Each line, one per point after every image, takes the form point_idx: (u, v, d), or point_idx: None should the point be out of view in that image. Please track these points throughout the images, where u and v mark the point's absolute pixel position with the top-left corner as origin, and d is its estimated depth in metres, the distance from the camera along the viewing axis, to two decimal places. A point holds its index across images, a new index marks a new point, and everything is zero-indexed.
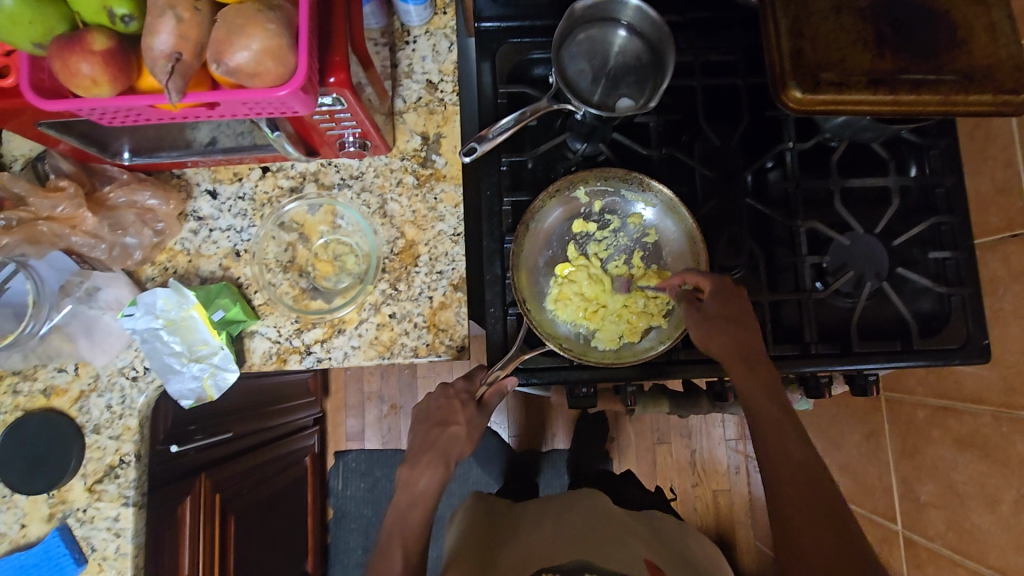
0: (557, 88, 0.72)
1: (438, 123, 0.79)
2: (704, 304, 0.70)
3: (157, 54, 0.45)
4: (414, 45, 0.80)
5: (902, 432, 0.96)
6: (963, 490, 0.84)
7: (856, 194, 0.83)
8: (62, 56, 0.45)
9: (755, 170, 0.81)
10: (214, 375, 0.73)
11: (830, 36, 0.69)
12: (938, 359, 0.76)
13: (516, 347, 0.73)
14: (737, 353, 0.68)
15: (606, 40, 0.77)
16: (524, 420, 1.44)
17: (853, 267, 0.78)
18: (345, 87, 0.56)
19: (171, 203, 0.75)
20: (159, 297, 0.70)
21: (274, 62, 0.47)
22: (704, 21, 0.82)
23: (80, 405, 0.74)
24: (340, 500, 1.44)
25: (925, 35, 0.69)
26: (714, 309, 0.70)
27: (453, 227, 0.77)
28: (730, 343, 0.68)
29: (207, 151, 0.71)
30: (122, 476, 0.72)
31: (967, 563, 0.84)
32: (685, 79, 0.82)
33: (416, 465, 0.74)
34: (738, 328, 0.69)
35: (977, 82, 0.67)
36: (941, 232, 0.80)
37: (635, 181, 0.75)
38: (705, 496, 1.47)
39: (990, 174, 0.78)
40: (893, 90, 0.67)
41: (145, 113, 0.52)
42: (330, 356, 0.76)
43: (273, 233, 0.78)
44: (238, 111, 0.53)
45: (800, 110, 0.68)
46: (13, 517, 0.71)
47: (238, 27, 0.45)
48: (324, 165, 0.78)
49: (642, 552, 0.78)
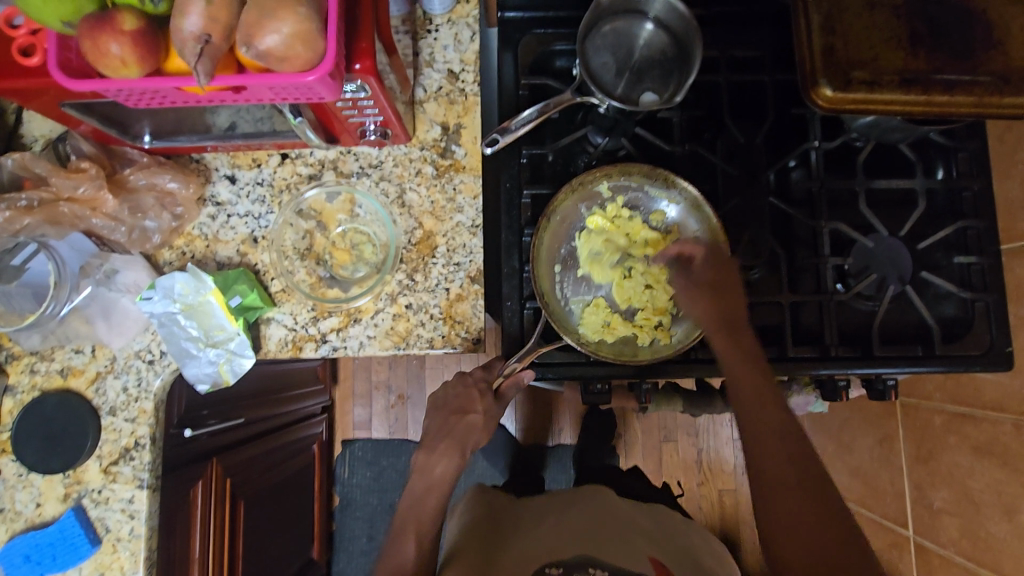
0: (581, 81, 0.71)
1: (459, 114, 0.79)
2: (693, 270, 0.72)
3: (186, 36, 0.44)
4: (435, 34, 0.79)
5: (917, 437, 0.95)
6: (979, 498, 0.83)
7: (880, 196, 0.82)
8: (92, 36, 0.45)
9: (778, 169, 0.80)
10: (230, 360, 0.73)
11: (863, 34, 0.67)
12: (959, 366, 0.75)
13: (534, 341, 0.73)
14: (719, 319, 0.69)
15: (632, 32, 0.75)
16: (531, 412, 1.45)
17: (876, 269, 0.77)
18: (370, 74, 0.55)
19: (191, 187, 0.74)
20: (177, 281, 0.71)
21: (304, 47, 0.46)
22: (731, 16, 0.81)
23: (97, 386, 0.74)
24: (345, 488, 1.44)
25: (961, 35, 0.67)
26: (701, 276, 0.71)
27: (471, 219, 0.77)
28: (707, 307, 0.70)
29: (227, 136, 0.71)
30: (138, 458, 0.73)
31: (980, 572, 0.83)
32: (710, 74, 0.81)
33: (432, 453, 0.74)
34: (722, 297, 0.70)
35: (1013, 84, 0.65)
36: (967, 236, 0.79)
37: (659, 177, 0.74)
38: (710, 496, 1.46)
39: (1020, 179, 0.77)
40: (926, 90, 0.65)
41: (171, 96, 0.52)
42: (346, 345, 0.76)
43: (291, 220, 0.77)
44: (264, 96, 0.52)
45: (830, 108, 0.67)
46: (28, 495, 0.72)
47: (268, 10, 0.45)
48: (343, 153, 0.78)
49: (653, 550, 0.77)
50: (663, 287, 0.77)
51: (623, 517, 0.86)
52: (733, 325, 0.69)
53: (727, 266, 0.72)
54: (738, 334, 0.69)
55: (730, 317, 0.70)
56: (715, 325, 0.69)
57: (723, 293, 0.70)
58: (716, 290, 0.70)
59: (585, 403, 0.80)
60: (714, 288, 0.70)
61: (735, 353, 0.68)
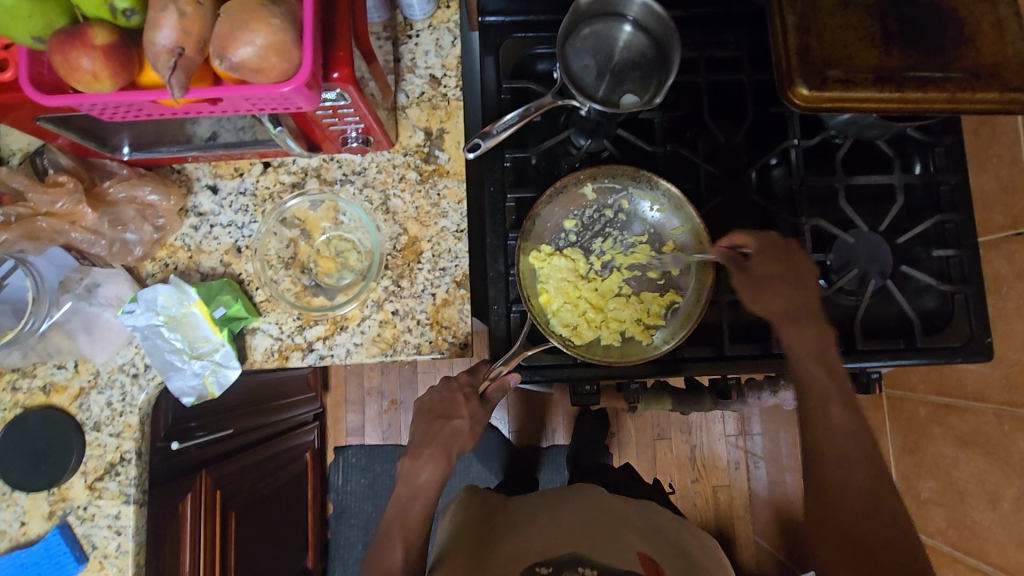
0: (561, 84, 0.72)
1: (441, 119, 0.79)
2: (751, 266, 0.72)
3: (159, 49, 0.44)
4: (416, 40, 0.79)
5: (903, 428, 0.96)
6: (964, 488, 0.84)
7: (859, 192, 0.83)
8: (63, 51, 0.45)
9: (760, 167, 0.81)
10: (215, 372, 0.72)
11: (837, 33, 0.68)
12: (941, 358, 0.76)
13: (519, 343, 0.73)
14: (784, 310, 0.71)
15: (611, 35, 0.76)
16: (525, 414, 1.46)
17: (856, 265, 0.78)
18: (348, 83, 0.56)
19: (171, 198, 0.74)
20: (160, 293, 0.69)
21: (279, 58, 0.46)
22: (710, 17, 0.82)
23: (81, 402, 0.73)
24: (339, 495, 1.44)
25: (932, 33, 0.68)
26: (762, 270, 0.72)
27: (456, 223, 0.77)
28: (782, 300, 0.71)
29: (207, 146, 0.70)
30: (123, 474, 0.72)
31: (967, 560, 0.84)
32: (690, 75, 0.81)
33: (417, 457, 0.74)
34: (795, 288, 0.71)
35: (984, 79, 0.67)
36: (945, 230, 0.80)
37: (643, 180, 0.74)
38: (704, 492, 1.47)
39: (996, 171, 0.78)
40: (900, 87, 0.66)
41: (146, 109, 0.52)
42: (333, 353, 0.76)
43: (275, 229, 0.77)
44: (241, 107, 0.52)
45: (807, 107, 0.68)
46: (12, 514, 0.71)
47: (242, 21, 0.45)
48: (326, 161, 0.78)
49: (640, 545, 0.76)
50: (644, 297, 0.78)
51: (616, 512, 0.85)
52: (788, 321, 0.71)
53: (789, 250, 0.73)
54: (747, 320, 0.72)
55: (798, 306, 0.71)
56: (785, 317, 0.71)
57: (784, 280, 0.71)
58: (781, 278, 0.72)
59: (573, 404, 0.80)
60: (794, 272, 0.72)
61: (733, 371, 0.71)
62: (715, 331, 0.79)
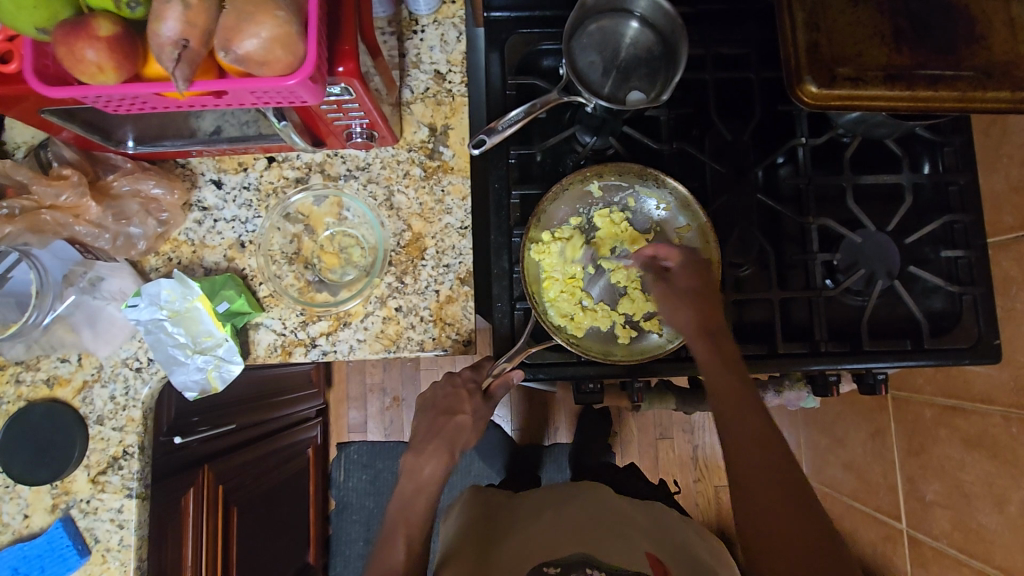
0: (567, 80, 0.71)
1: (446, 115, 0.78)
2: (672, 278, 0.72)
3: (164, 41, 0.44)
4: (421, 35, 0.79)
5: (909, 430, 0.95)
6: (970, 490, 0.84)
7: (867, 191, 0.82)
8: (68, 42, 0.44)
9: (766, 166, 0.81)
10: (218, 366, 0.72)
11: (847, 30, 0.68)
12: (948, 360, 0.75)
13: (524, 340, 0.72)
14: (699, 326, 0.69)
15: (618, 31, 0.75)
16: (527, 412, 1.46)
17: (864, 265, 0.77)
18: (353, 77, 0.55)
19: (175, 192, 0.74)
20: (163, 288, 0.69)
21: (284, 51, 0.46)
22: (717, 13, 0.81)
23: (84, 396, 0.73)
24: (341, 492, 1.44)
25: (943, 30, 0.67)
26: (684, 285, 0.71)
27: (460, 220, 0.77)
28: (694, 316, 0.69)
29: (211, 141, 0.70)
30: (126, 467, 0.72)
31: (971, 563, 0.84)
32: (697, 72, 0.81)
33: (421, 453, 0.73)
34: (705, 303, 0.69)
35: (995, 78, 0.66)
36: (954, 230, 0.80)
37: (650, 178, 0.74)
38: (707, 492, 1.47)
39: (1005, 172, 0.78)
40: (910, 85, 0.66)
41: (151, 101, 0.51)
42: (336, 349, 0.75)
43: (279, 224, 0.77)
44: (245, 100, 0.52)
45: (815, 104, 0.67)
46: (16, 507, 0.71)
47: (247, 14, 0.44)
48: (330, 156, 0.77)
49: (642, 544, 0.76)
50: (647, 295, 0.78)
51: (620, 510, 0.85)
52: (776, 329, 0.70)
53: (707, 272, 0.71)
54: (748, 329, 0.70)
55: (712, 324, 0.69)
56: (697, 332, 0.69)
57: (708, 299, 0.70)
58: (689, 297, 0.70)
59: (576, 403, 0.80)
60: (705, 293, 0.70)
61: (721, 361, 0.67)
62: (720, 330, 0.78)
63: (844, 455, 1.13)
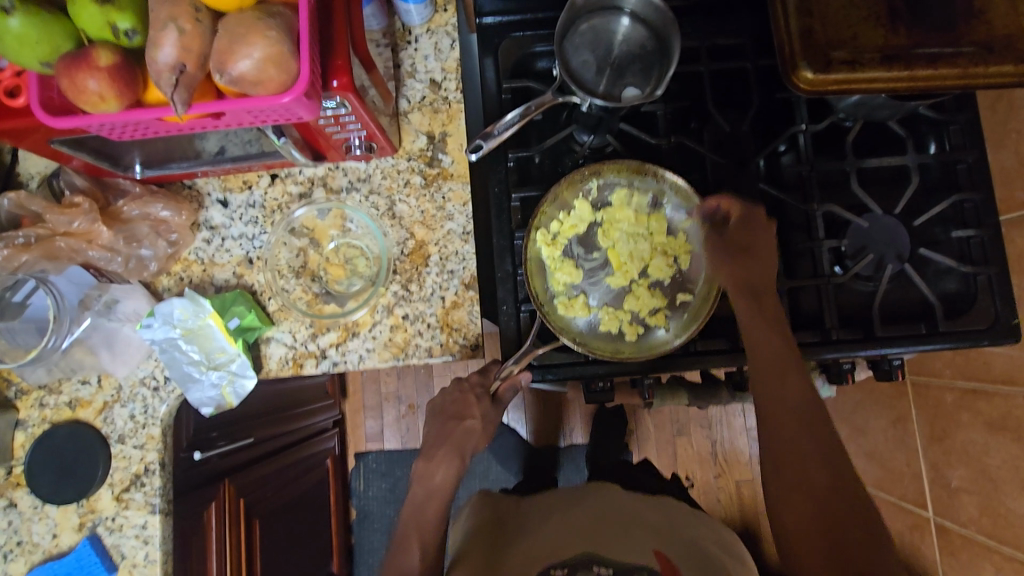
0: (561, 81, 0.71)
1: (443, 122, 0.79)
2: (726, 232, 0.74)
3: (161, 67, 0.45)
4: (415, 45, 0.80)
5: (930, 416, 0.93)
6: (996, 475, 0.81)
7: (872, 174, 0.81)
8: (69, 73, 0.46)
9: (768, 154, 0.80)
10: (233, 382, 0.74)
11: (841, 14, 0.67)
12: (967, 342, 0.73)
13: (529, 342, 0.72)
14: (745, 282, 0.73)
15: (609, 28, 0.76)
16: (542, 415, 1.45)
17: (872, 249, 0.76)
18: (348, 91, 0.56)
19: (183, 213, 0.75)
20: (176, 307, 0.71)
21: (276, 69, 0.47)
22: (710, 5, 0.80)
23: (105, 416, 0.75)
24: (362, 500, 1.46)
25: (941, 7, 0.66)
26: (731, 241, 0.74)
27: (462, 226, 0.77)
28: (734, 275, 0.73)
29: (217, 160, 0.72)
30: (149, 484, 0.74)
31: (1002, 549, 0.81)
32: (692, 65, 0.80)
33: (431, 459, 0.74)
34: (751, 263, 0.74)
35: (997, 53, 0.65)
36: (964, 210, 0.78)
37: (649, 174, 0.74)
38: (728, 487, 1.45)
39: (1014, 147, 0.76)
40: (909, 65, 0.65)
41: (153, 126, 0.53)
42: (346, 359, 0.76)
43: (284, 239, 0.78)
44: (244, 120, 0.53)
45: (812, 90, 0.66)
46: (45, 527, 0.73)
47: (239, 35, 0.45)
48: (332, 169, 0.78)
49: (653, 544, 0.75)
50: (653, 295, 0.77)
51: (635, 510, 0.84)
52: (760, 291, 0.73)
53: (762, 228, 0.75)
54: (761, 298, 0.72)
55: (753, 284, 0.73)
56: (740, 288, 0.72)
57: (755, 257, 0.74)
58: (752, 255, 0.74)
59: (587, 401, 0.80)
60: (744, 253, 0.74)
61: (760, 320, 0.71)
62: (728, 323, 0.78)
63: (865, 445, 1.12)
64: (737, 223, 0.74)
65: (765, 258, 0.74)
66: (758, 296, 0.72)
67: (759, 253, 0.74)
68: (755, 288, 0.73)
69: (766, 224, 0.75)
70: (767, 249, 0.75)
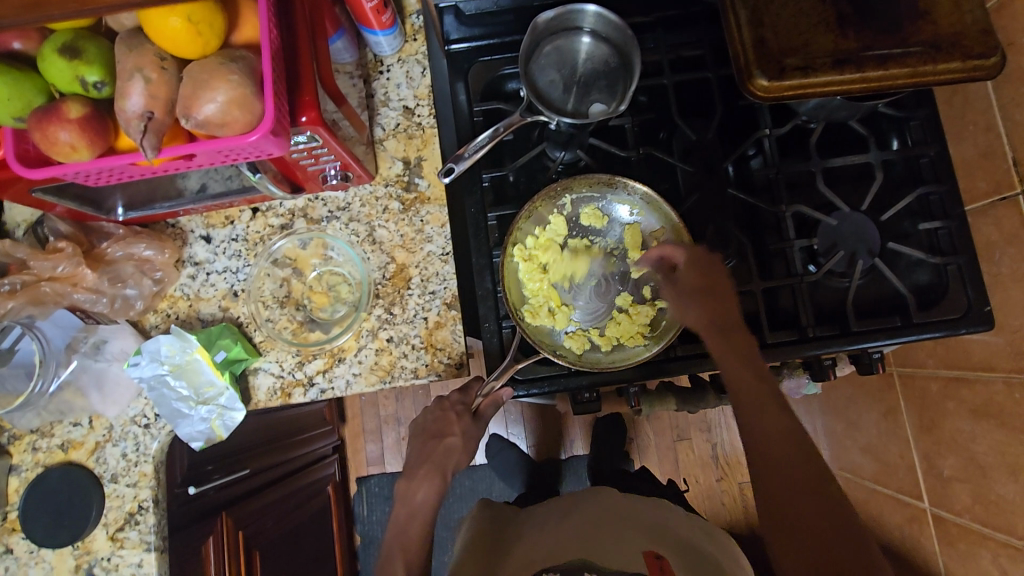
0: (528, 101, 0.74)
1: (418, 147, 0.81)
2: (679, 277, 0.74)
3: (130, 115, 0.47)
4: (387, 74, 0.82)
5: (919, 406, 0.94)
6: (984, 462, 0.82)
7: (839, 173, 0.83)
8: (40, 127, 0.47)
9: (736, 159, 0.82)
10: (222, 415, 0.75)
11: (791, 21, 0.69)
12: (941, 331, 0.75)
13: (510, 357, 0.73)
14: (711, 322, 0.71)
15: (572, 48, 0.78)
16: (542, 428, 1.46)
17: (843, 246, 0.78)
18: (317, 124, 0.58)
19: (166, 251, 0.77)
20: (163, 344, 0.72)
21: (241, 111, 0.48)
22: (670, 19, 0.83)
23: (97, 456, 0.76)
24: (367, 526, 1.45)
25: (887, 10, 0.69)
26: (689, 284, 0.73)
27: (441, 247, 0.79)
28: (701, 314, 0.71)
29: (199, 198, 0.74)
30: (143, 522, 0.74)
31: (997, 536, 0.81)
32: (656, 78, 0.83)
33: (413, 479, 0.75)
34: (715, 300, 0.72)
35: (945, 50, 0.67)
36: (930, 202, 0.80)
37: (620, 186, 0.76)
38: (731, 490, 1.45)
39: (973, 139, 0.78)
40: (860, 67, 0.67)
41: (128, 171, 0.54)
42: (333, 385, 0.77)
43: (268, 270, 0.80)
44: (216, 160, 0.55)
45: (767, 97, 0.69)
46: (41, 571, 0.73)
47: (202, 80, 0.47)
48: (311, 200, 0.80)
49: (645, 544, 0.74)
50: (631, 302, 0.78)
51: (628, 517, 0.85)
52: (730, 328, 0.71)
53: (710, 268, 0.73)
54: (730, 335, 0.70)
55: (723, 320, 0.71)
56: (709, 330, 0.71)
57: (721, 294, 0.72)
58: (705, 293, 0.72)
59: (575, 413, 0.80)
60: (709, 291, 0.72)
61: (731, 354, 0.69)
62: None
63: (861, 439, 1.12)
64: (687, 267, 0.73)
65: (728, 298, 0.72)
66: (727, 333, 0.71)
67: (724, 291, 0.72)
68: (721, 325, 0.71)
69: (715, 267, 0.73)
70: (729, 282, 0.73)
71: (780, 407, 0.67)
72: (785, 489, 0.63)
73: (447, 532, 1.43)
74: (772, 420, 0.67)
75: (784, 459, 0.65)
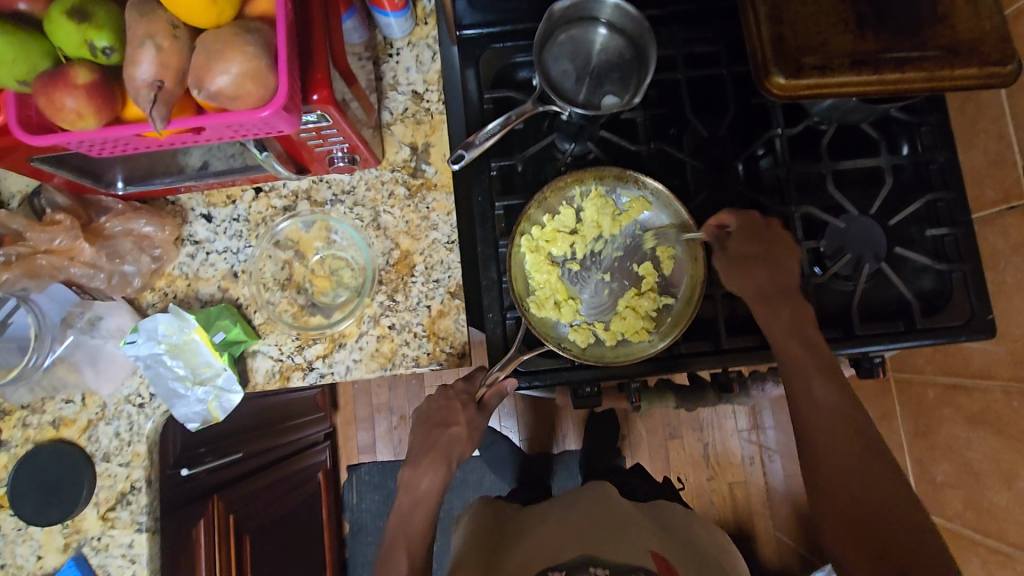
0: (541, 90, 0.72)
1: (426, 133, 0.80)
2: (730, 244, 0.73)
3: (139, 84, 0.46)
4: (397, 57, 0.81)
5: (914, 412, 0.95)
6: (978, 468, 0.83)
7: (848, 176, 0.83)
8: (46, 92, 0.46)
9: (746, 158, 0.82)
10: (219, 397, 0.73)
11: (810, 20, 0.69)
12: (943, 338, 0.75)
13: (514, 349, 0.72)
14: (760, 291, 0.72)
15: (587, 39, 0.77)
16: (536, 422, 1.45)
17: (850, 249, 0.77)
18: (328, 104, 0.57)
19: (166, 228, 0.75)
20: (160, 322, 0.71)
21: (254, 85, 0.47)
22: (685, 14, 0.82)
23: (89, 434, 0.74)
24: (356, 513, 1.45)
25: (907, 13, 0.68)
26: (739, 250, 0.73)
27: (447, 235, 0.78)
28: (754, 281, 0.72)
29: (200, 175, 0.72)
30: (135, 502, 0.73)
31: (987, 542, 0.82)
32: (669, 72, 0.82)
33: (417, 467, 0.74)
34: (768, 266, 0.72)
35: (962, 56, 0.67)
36: (937, 208, 0.80)
37: (631, 180, 0.75)
38: (721, 489, 1.46)
39: (983, 147, 0.78)
40: (878, 69, 0.66)
41: (133, 142, 0.53)
42: (333, 370, 0.76)
43: (269, 252, 0.78)
44: (224, 135, 0.54)
45: (784, 96, 0.68)
46: (29, 549, 0.72)
47: (216, 52, 0.46)
48: (316, 182, 0.79)
49: (647, 543, 0.75)
50: (636, 297, 0.78)
51: (626, 513, 0.84)
52: (777, 296, 0.71)
53: (766, 234, 0.73)
54: (779, 302, 0.71)
55: (779, 287, 0.72)
56: (759, 297, 0.72)
57: (768, 264, 0.72)
58: (760, 261, 0.72)
59: (575, 407, 0.80)
60: (760, 259, 0.72)
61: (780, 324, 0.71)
62: (712, 325, 0.79)
63: None
64: (741, 231, 0.73)
65: (784, 265, 0.73)
66: (774, 304, 0.71)
67: (780, 256, 0.73)
68: (768, 294, 0.72)
69: (771, 232, 0.73)
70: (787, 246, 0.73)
71: (822, 382, 0.68)
72: (827, 463, 0.66)
73: (448, 525, 1.43)
74: (811, 400, 0.68)
75: (823, 438, 0.67)
